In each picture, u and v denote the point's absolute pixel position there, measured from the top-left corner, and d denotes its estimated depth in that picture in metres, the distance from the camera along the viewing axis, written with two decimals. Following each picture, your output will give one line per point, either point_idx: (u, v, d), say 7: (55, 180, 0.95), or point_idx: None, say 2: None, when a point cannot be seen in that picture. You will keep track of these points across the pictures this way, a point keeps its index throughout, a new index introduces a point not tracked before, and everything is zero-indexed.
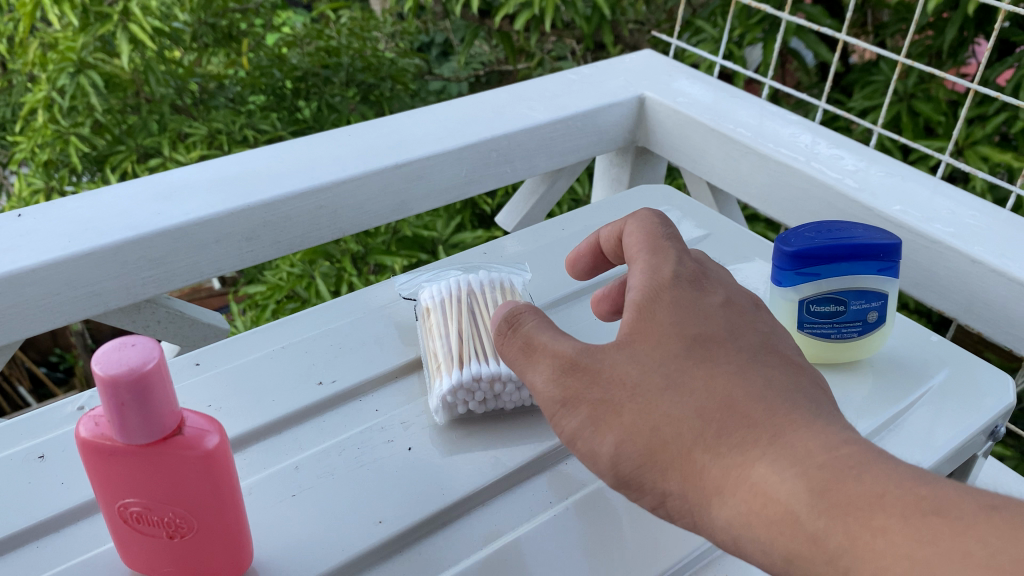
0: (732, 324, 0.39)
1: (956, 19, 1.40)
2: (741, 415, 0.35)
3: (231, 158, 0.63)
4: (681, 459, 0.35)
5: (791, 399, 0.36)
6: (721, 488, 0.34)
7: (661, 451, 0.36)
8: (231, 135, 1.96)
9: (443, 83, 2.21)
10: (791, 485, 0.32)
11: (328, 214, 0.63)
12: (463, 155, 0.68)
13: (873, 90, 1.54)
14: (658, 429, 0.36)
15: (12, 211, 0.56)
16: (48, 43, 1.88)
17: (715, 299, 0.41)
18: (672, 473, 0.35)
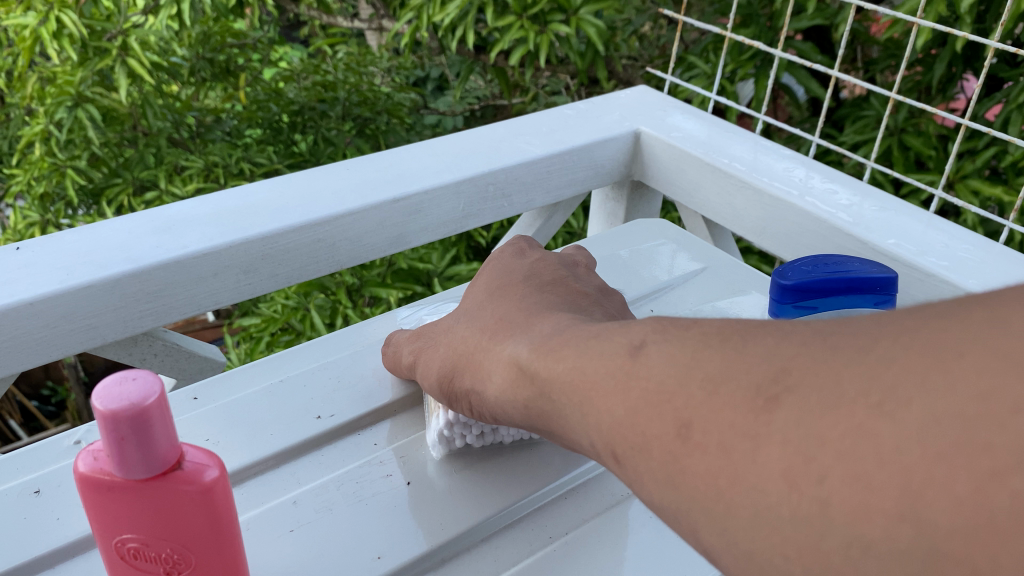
0: (537, 274, 0.47)
1: (944, 55, 1.43)
2: (500, 316, 0.44)
3: (229, 192, 0.63)
4: (466, 361, 0.44)
5: (549, 301, 0.44)
6: (482, 370, 0.42)
7: (456, 361, 0.45)
8: (227, 168, 1.97)
9: (438, 117, 2.22)
10: (520, 348, 0.39)
11: (326, 247, 0.63)
12: (461, 188, 0.68)
13: (864, 124, 1.56)
14: (453, 347, 0.45)
15: (10, 244, 0.56)
16: (46, 77, 1.90)
17: (531, 264, 0.49)
18: (461, 376, 0.44)
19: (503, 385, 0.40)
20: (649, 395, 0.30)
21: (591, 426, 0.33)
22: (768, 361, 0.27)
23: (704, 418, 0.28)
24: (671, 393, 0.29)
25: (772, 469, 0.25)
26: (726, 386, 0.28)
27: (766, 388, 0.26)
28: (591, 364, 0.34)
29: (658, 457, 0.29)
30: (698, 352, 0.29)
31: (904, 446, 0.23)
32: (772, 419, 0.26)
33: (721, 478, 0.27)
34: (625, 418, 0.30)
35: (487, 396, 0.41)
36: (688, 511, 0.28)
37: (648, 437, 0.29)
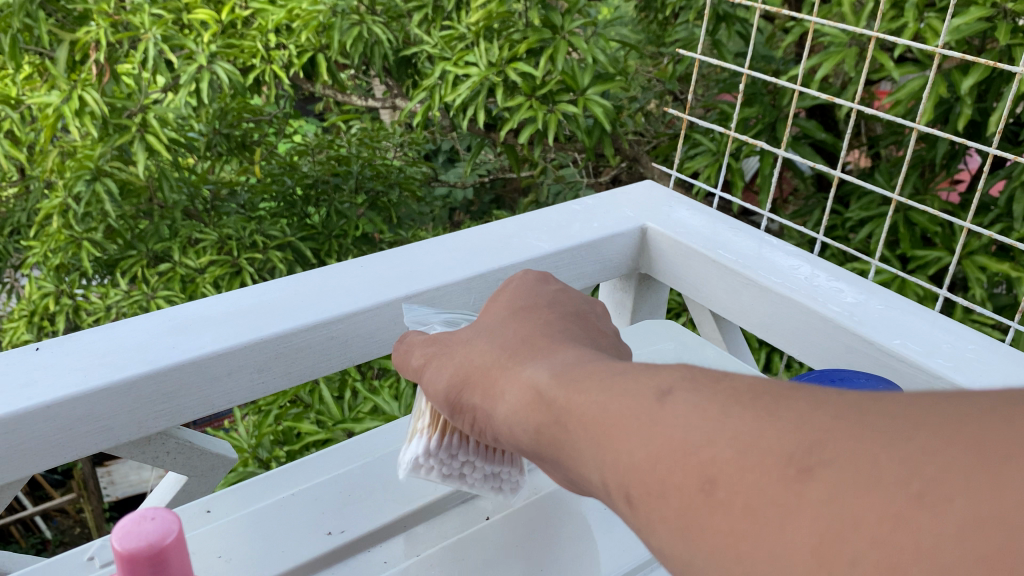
0: (560, 311, 0.48)
1: (946, 132, 1.47)
2: (525, 336, 0.44)
3: (244, 291, 0.65)
4: (480, 374, 0.44)
5: (571, 338, 0.44)
6: (499, 384, 0.42)
7: (467, 373, 0.44)
8: (240, 241, 1.98)
9: (449, 188, 2.44)
10: (544, 375, 0.39)
11: (339, 343, 0.64)
12: (472, 284, 0.70)
13: (870, 201, 1.58)
14: (468, 357, 0.45)
15: (29, 344, 0.58)
16: (66, 151, 1.95)
17: (551, 299, 0.50)
18: (472, 389, 0.44)
19: (519, 401, 0.40)
20: (674, 443, 0.29)
21: (607, 463, 0.32)
22: (800, 429, 0.27)
23: (731, 479, 0.27)
24: (699, 446, 0.28)
25: (801, 538, 0.24)
26: (756, 447, 0.27)
27: (800, 458, 0.26)
28: (619, 400, 0.33)
29: (677, 512, 0.28)
30: (725, 411, 0.29)
31: (942, 543, 0.22)
32: (804, 490, 0.25)
33: (742, 538, 0.26)
34: (644, 460, 0.30)
35: (500, 410, 0.41)
36: (700, 569, 0.27)
37: (669, 485, 0.28)
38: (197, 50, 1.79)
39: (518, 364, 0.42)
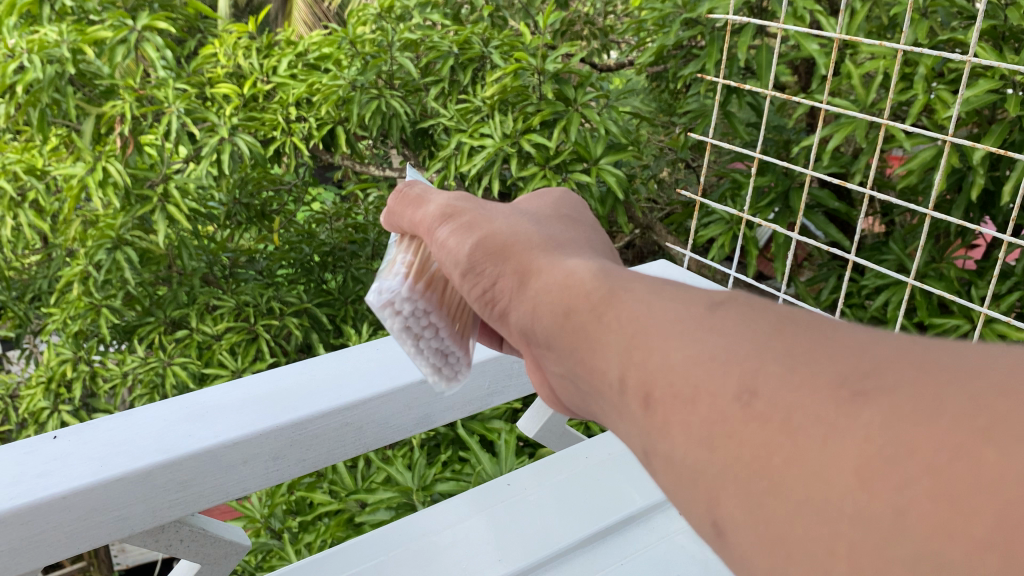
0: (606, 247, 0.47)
1: (960, 202, 1.48)
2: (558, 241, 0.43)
3: (261, 376, 0.67)
4: (505, 254, 0.43)
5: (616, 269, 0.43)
6: (522, 276, 0.41)
7: (490, 248, 0.43)
8: (257, 307, 2.02)
9: None
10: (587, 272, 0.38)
11: (353, 429, 0.65)
12: (486, 367, 0.72)
13: (886, 268, 1.58)
14: (494, 236, 0.43)
15: (48, 432, 0.60)
16: (89, 221, 1.99)
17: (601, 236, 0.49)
18: (489, 266, 0.43)
19: (542, 295, 0.39)
20: (718, 354, 0.28)
21: (644, 356, 0.31)
22: (860, 355, 0.25)
23: (775, 394, 0.26)
24: (744, 360, 0.27)
25: (842, 464, 0.23)
26: (807, 366, 0.26)
27: (854, 381, 0.24)
28: (672, 309, 0.32)
29: (702, 419, 0.27)
30: (778, 333, 0.28)
31: (1002, 477, 0.20)
32: (856, 411, 0.23)
33: (772, 455, 0.25)
34: (682, 365, 0.29)
35: (515, 305, 0.41)
36: (714, 468, 0.26)
37: (708, 388, 0.27)
38: (219, 123, 1.83)
39: (548, 263, 0.41)
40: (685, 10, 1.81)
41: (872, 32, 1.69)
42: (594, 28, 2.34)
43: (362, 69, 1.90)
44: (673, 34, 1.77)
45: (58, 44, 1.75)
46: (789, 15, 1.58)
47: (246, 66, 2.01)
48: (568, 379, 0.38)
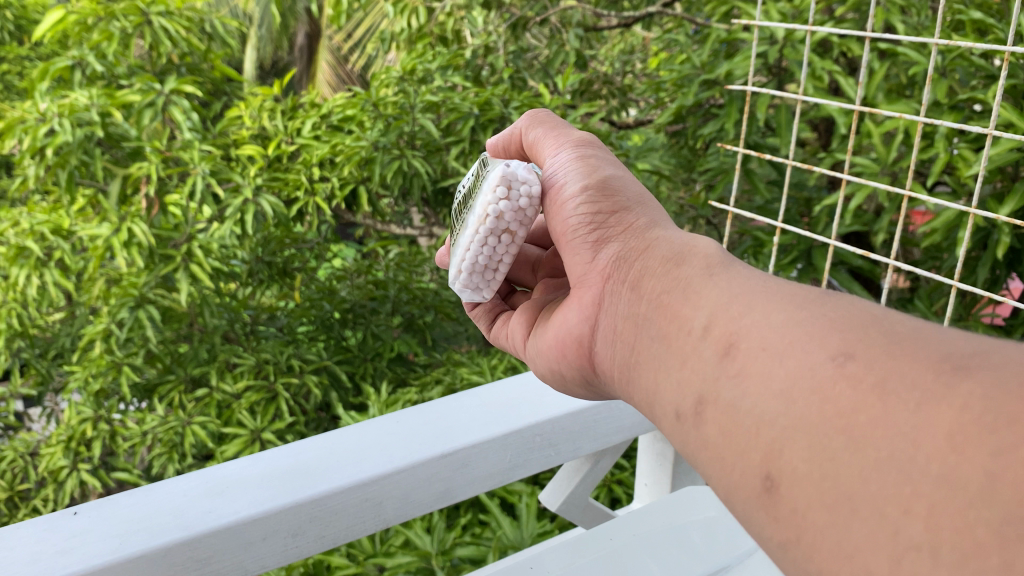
0: None
1: (988, 259, 1.44)
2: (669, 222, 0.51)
3: (280, 449, 0.68)
4: (623, 219, 0.51)
5: None
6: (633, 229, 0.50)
7: (614, 195, 0.52)
8: (277, 365, 2.00)
9: None
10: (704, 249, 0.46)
11: (373, 505, 0.66)
12: (507, 441, 0.72)
13: None
14: (620, 191, 0.53)
15: (69, 507, 0.61)
16: (113, 279, 2.00)
17: None
18: (605, 208, 0.52)
19: (653, 244, 0.48)
20: (831, 318, 0.35)
21: (756, 309, 0.38)
22: (960, 343, 0.30)
23: (870, 357, 0.31)
24: (847, 327, 0.33)
25: (938, 427, 0.27)
26: (906, 345, 0.31)
27: (956, 361, 0.29)
28: (789, 287, 0.39)
29: (805, 361, 0.33)
30: (875, 314, 0.34)
31: None
32: (958, 381, 0.28)
33: (861, 413, 0.30)
34: (788, 324, 0.36)
35: (617, 248, 0.50)
36: (801, 398, 0.32)
37: (818, 339, 0.34)
38: (243, 184, 1.85)
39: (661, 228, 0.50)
40: (704, 70, 1.82)
41: (892, 91, 1.69)
42: (613, 87, 2.36)
43: (384, 130, 1.91)
44: (693, 94, 1.78)
45: (88, 108, 1.78)
46: (808, 76, 1.59)
47: (270, 127, 2.03)
48: (636, 315, 0.46)
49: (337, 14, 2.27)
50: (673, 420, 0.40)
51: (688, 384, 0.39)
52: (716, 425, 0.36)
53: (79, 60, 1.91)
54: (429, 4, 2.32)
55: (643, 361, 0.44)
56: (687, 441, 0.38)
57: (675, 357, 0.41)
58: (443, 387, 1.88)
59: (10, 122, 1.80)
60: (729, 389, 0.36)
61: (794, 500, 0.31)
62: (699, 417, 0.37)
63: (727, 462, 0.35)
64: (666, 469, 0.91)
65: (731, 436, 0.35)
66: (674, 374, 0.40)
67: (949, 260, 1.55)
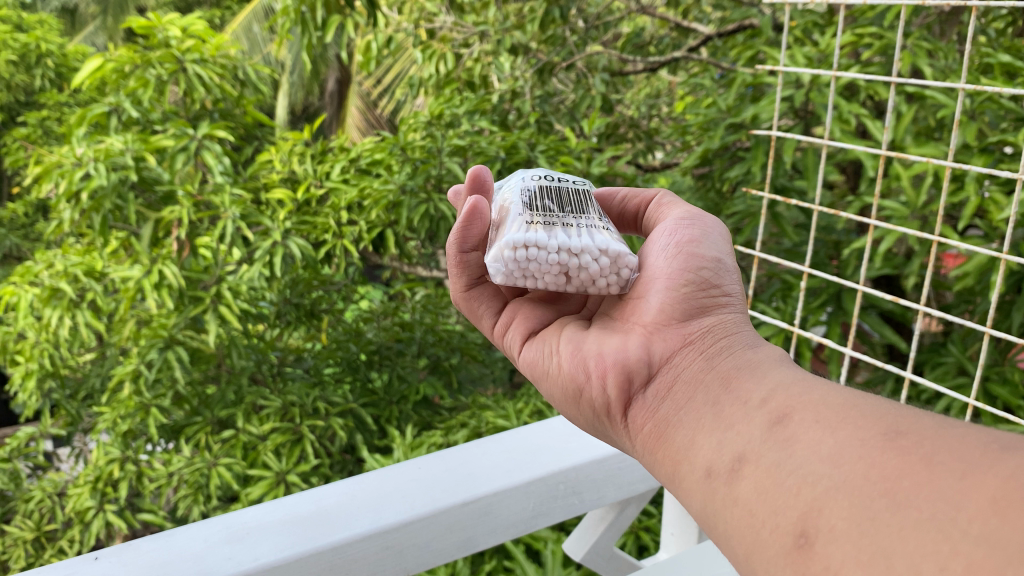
0: None
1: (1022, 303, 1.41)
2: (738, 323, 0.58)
3: (301, 495, 0.67)
4: (706, 303, 0.56)
5: None
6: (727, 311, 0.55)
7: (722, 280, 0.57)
8: (303, 407, 2.00)
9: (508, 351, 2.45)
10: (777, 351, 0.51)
11: (394, 554, 0.65)
12: (530, 489, 0.71)
13: (945, 370, 1.52)
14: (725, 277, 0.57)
15: (89, 552, 0.61)
16: (142, 320, 2.02)
17: None
18: (711, 289, 0.56)
19: (735, 332, 0.53)
20: (890, 413, 0.39)
21: (823, 396, 0.43)
22: (999, 437, 0.35)
23: (918, 440, 0.36)
24: (900, 415, 0.39)
25: (983, 494, 0.31)
26: (952, 431, 0.36)
27: (1002, 450, 0.34)
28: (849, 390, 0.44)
29: (864, 440, 0.37)
30: (921, 413, 0.39)
31: None
32: (999, 460, 0.33)
33: (905, 479, 0.34)
34: (842, 406, 0.41)
35: (693, 322, 0.54)
36: (851, 465, 0.36)
37: (876, 424, 0.38)
38: (273, 227, 1.87)
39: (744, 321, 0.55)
40: (730, 114, 1.82)
41: (920, 134, 1.68)
42: (639, 131, 2.37)
43: (412, 173, 1.93)
44: (718, 137, 1.78)
45: (123, 153, 1.82)
46: (835, 119, 1.58)
47: (300, 171, 2.05)
48: (700, 378, 0.49)
49: (367, 59, 2.31)
50: (703, 475, 0.44)
51: (731, 443, 0.43)
52: (755, 481, 0.40)
53: (116, 107, 1.96)
54: (456, 50, 2.35)
55: (690, 418, 0.48)
56: (715, 494, 0.42)
57: (729, 418, 0.45)
58: (469, 431, 1.86)
59: (47, 167, 1.84)
60: (776, 451, 0.40)
61: (828, 556, 0.34)
62: (736, 473, 0.41)
63: (763, 518, 0.39)
64: (692, 519, 0.90)
65: (772, 492, 0.39)
66: (723, 433, 0.44)
67: (982, 304, 1.53)
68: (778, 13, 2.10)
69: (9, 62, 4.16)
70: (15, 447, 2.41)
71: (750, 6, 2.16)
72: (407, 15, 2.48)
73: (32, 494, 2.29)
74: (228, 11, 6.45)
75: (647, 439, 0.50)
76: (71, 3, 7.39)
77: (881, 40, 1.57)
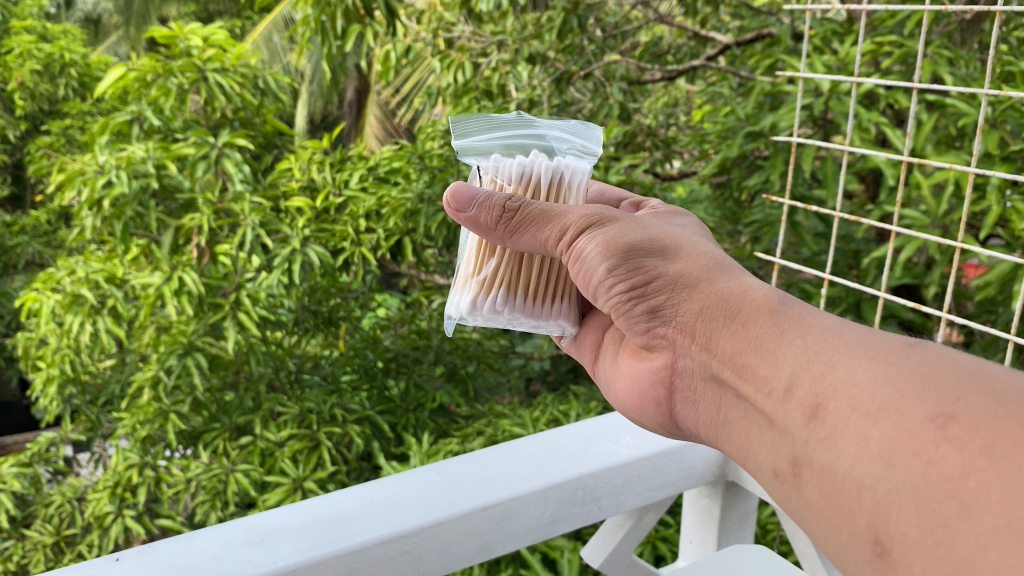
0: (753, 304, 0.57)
1: None
2: (716, 266, 0.53)
3: (320, 499, 0.68)
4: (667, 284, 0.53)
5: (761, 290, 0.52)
6: (677, 294, 0.52)
7: (643, 264, 0.54)
8: (320, 414, 2.01)
9: (525, 359, 2.45)
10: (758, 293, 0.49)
11: (412, 558, 0.65)
12: (549, 494, 0.71)
13: None
14: (648, 252, 0.54)
15: (111, 554, 0.62)
16: (162, 326, 2.03)
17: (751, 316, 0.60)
18: (638, 283, 0.54)
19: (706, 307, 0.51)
20: (924, 380, 0.37)
21: (843, 369, 0.41)
22: None
23: (967, 422, 0.34)
24: (941, 385, 0.36)
25: None
26: (1007, 406, 0.34)
27: None
28: (869, 341, 0.42)
29: (910, 427, 0.36)
30: (966, 372, 0.37)
31: None
32: None
33: (971, 478, 0.33)
34: (877, 381, 0.39)
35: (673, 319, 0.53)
36: (903, 462, 0.35)
37: (917, 402, 0.36)
38: (292, 234, 1.87)
39: (704, 284, 0.51)
40: (748, 122, 1.81)
41: (941, 142, 1.67)
42: (657, 139, 2.37)
43: (429, 182, 1.94)
44: (737, 145, 1.77)
45: (144, 161, 1.85)
46: (854, 127, 1.57)
47: (318, 179, 2.06)
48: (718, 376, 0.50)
49: (385, 69, 2.32)
50: (773, 477, 0.46)
51: (785, 447, 0.44)
52: (817, 485, 0.41)
53: (137, 115, 1.98)
54: (475, 59, 2.36)
55: (738, 419, 0.50)
56: (791, 498, 0.44)
57: (764, 417, 0.46)
58: (485, 438, 1.86)
59: (70, 174, 1.87)
60: (825, 452, 0.40)
61: (910, 565, 0.35)
62: (799, 478, 0.42)
63: (839, 525, 0.39)
64: (712, 527, 0.89)
65: (837, 496, 0.39)
66: (770, 436, 0.46)
67: (1005, 314, 1.51)
68: (797, 22, 2.09)
69: (34, 71, 4.22)
70: (36, 452, 2.45)
71: (768, 15, 2.16)
72: (425, 24, 2.49)
73: (52, 499, 2.31)
74: (249, 21, 6.52)
75: (708, 438, 0.55)
76: (94, 13, 7.49)
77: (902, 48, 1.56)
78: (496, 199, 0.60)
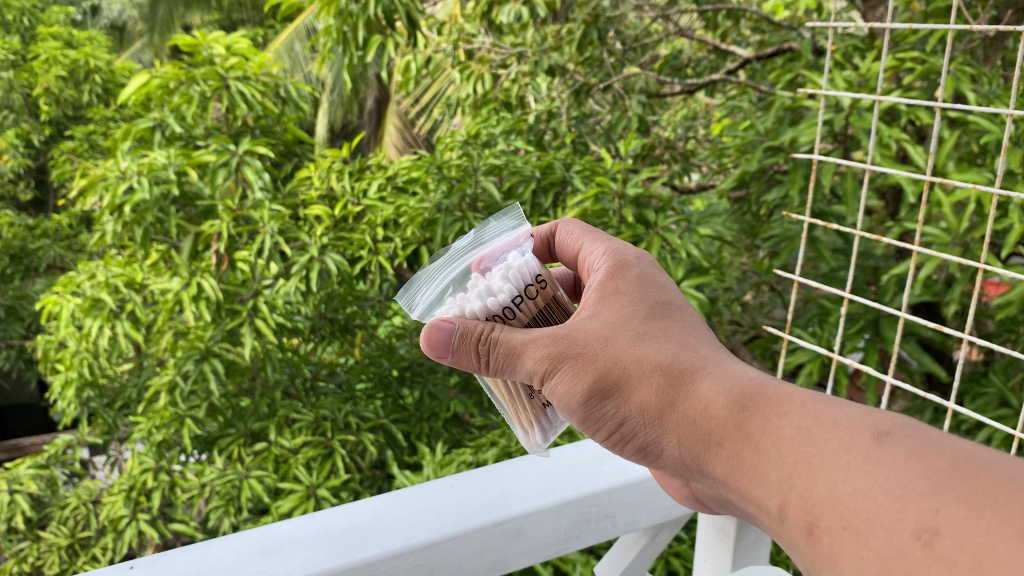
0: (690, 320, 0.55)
1: None
2: (668, 382, 0.51)
3: (335, 511, 0.68)
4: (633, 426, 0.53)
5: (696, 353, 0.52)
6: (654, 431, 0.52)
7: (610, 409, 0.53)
8: (335, 422, 2.01)
9: None
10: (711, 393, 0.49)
11: (425, 572, 0.65)
12: (563, 511, 0.71)
13: (987, 401, 1.48)
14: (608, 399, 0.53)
15: (126, 561, 0.62)
16: (180, 331, 2.04)
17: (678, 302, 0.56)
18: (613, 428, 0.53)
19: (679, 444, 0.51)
20: (889, 487, 0.37)
21: (817, 480, 0.40)
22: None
23: (951, 527, 0.34)
24: (913, 496, 0.36)
25: None
26: (987, 517, 0.33)
27: None
28: (829, 437, 0.41)
29: (888, 546, 0.36)
30: (937, 472, 0.36)
31: None
32: None
33: None
34: (851, 495, 0.38)
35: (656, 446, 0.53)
36: None
37: (893, 513, 0.36)
38: (310, 242, 1.87)
39: (669, 415, 0.51)
40: (768, 137, 1.80)
41: (963, 159, 1.65)
42: (675, 152, 2.36)
43: (447, 192, 1.93)
44: (756, 160, 1.76)
45: (166, 167, 1.86)
46: (876, 144, 1.56)
47: (338, 188, 2.06)
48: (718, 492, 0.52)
49: (405, 79, 2.32)
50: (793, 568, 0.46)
51: (790, 551, 0.44)
52: None
53: (160, 122, 2.00)
54: (494, 71, 2.36)
55: (748, 515, 0.52)
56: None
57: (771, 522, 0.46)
58: (499, 450, 1.85)
59: (92, 180, 1.88)
60: (823, 570, 0.40)
61: None
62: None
63: None
64: (726, 546, 0.88)
65: None
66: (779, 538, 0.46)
67: None
68: (818, 36, 2.08)
69: (59, 77, 4.26)
70: (53, 454, 2.45)
71: (789, 29, 2.15)
72: (445, 36, 2.49)
73: (68, 501, 2.31)
74: (271, 30, 6.59)
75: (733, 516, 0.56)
76: (119, 20, 7.60)
77: (923, 65, 1.55)
78: (469, 343, 0.58)
